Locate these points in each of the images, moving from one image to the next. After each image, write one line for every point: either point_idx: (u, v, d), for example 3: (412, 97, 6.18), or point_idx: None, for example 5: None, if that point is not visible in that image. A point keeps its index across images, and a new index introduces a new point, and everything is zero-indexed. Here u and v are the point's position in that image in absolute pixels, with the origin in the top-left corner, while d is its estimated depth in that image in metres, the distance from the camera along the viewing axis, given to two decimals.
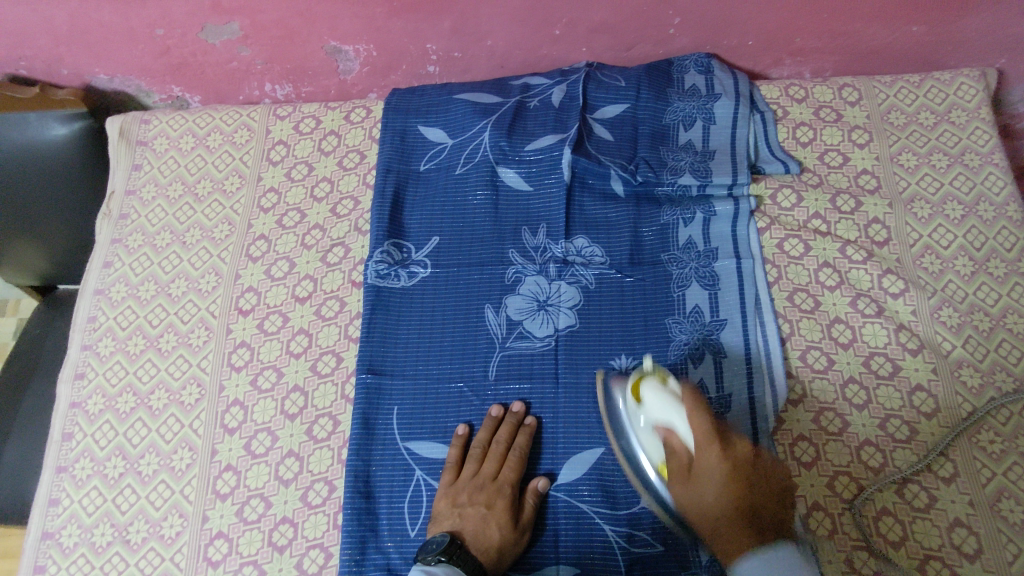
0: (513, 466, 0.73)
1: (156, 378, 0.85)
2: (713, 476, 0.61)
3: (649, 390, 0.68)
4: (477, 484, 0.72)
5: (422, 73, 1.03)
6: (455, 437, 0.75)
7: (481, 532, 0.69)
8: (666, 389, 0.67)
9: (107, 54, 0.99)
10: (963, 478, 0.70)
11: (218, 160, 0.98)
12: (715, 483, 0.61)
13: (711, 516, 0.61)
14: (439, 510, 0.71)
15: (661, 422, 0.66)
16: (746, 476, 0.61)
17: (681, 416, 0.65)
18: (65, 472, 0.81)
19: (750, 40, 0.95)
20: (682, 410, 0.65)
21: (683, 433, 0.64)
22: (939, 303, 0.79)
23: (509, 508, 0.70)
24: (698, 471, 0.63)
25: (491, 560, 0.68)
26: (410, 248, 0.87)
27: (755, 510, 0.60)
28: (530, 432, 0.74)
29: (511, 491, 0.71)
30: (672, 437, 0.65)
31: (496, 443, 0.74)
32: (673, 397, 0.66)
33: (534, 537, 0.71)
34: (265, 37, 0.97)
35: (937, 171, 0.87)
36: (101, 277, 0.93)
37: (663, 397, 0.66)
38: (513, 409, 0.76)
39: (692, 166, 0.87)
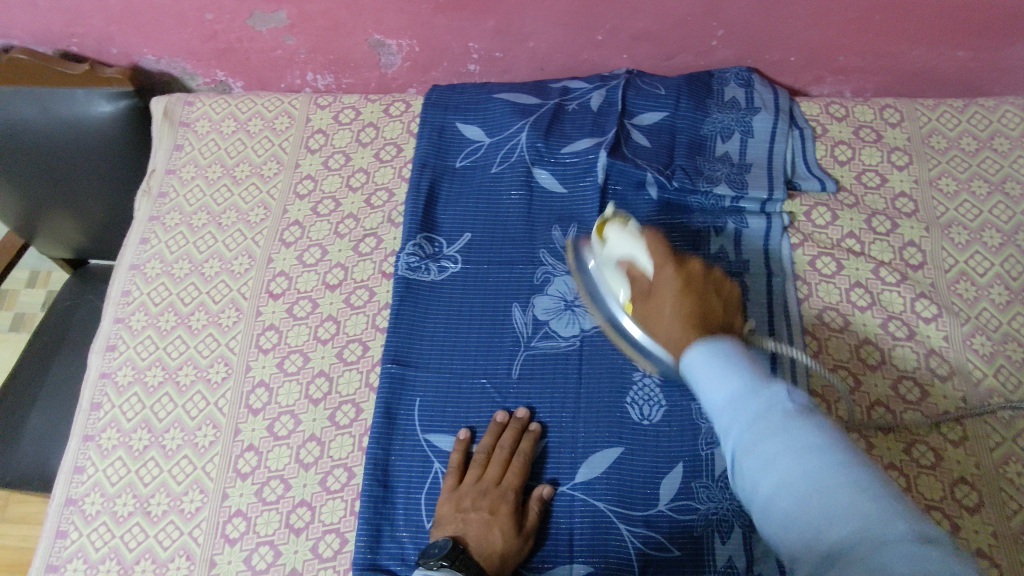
0: (516, 471, 0.73)
1: (185, 355, 0.86)
2: (668, 292, 0.64)
3: (611, 231, 0.73)
4: (480, 489, 0.72)
5: (462, 71, 1.04)
6: (457, 441, 0.75)
7: (483, 537, 0.69)
8: (625, 228, 0.72)
9: (156, 36, 1.01)
10: (987, 508, 0.69)
11: (257, 145, 1.00)
12: (669, 297, 0.63)
13: (665, 324, 0.63)
14: (442, 514, 0.71)
15: (625, 259, 0.70)
16: (699, 290, 0.63)
17: (640, 246, 0.69)
18: (91, 441, 0.82)
19: (793, 56, 0.95)
20: (641, 241, 0.69)
21: (641, 260, 0.68)
22: (971, 331, 0.78)
23: (512, 514, 0.70)
24: (655, 288, 0.66)
25: (493, 566, 0.68)
26: (441, 243, 0.87)
27: (705, 313, 0.61)
28: (534, 437, 0.74)
29: (514, 496, 0.71)
30: (634, 269, 0.69)
31: (500, 448, 0.74)
32: (632, 233, 0.70)
33: (536, 543, 0.71)
34: (311, 27, 0.98)
35: (976, 198, 0.86)
36: (137, 253, 0.94)
37: (624, 234, 0.71)
38: (517, 414, 0.76)
39: (727, 176, 0.87)
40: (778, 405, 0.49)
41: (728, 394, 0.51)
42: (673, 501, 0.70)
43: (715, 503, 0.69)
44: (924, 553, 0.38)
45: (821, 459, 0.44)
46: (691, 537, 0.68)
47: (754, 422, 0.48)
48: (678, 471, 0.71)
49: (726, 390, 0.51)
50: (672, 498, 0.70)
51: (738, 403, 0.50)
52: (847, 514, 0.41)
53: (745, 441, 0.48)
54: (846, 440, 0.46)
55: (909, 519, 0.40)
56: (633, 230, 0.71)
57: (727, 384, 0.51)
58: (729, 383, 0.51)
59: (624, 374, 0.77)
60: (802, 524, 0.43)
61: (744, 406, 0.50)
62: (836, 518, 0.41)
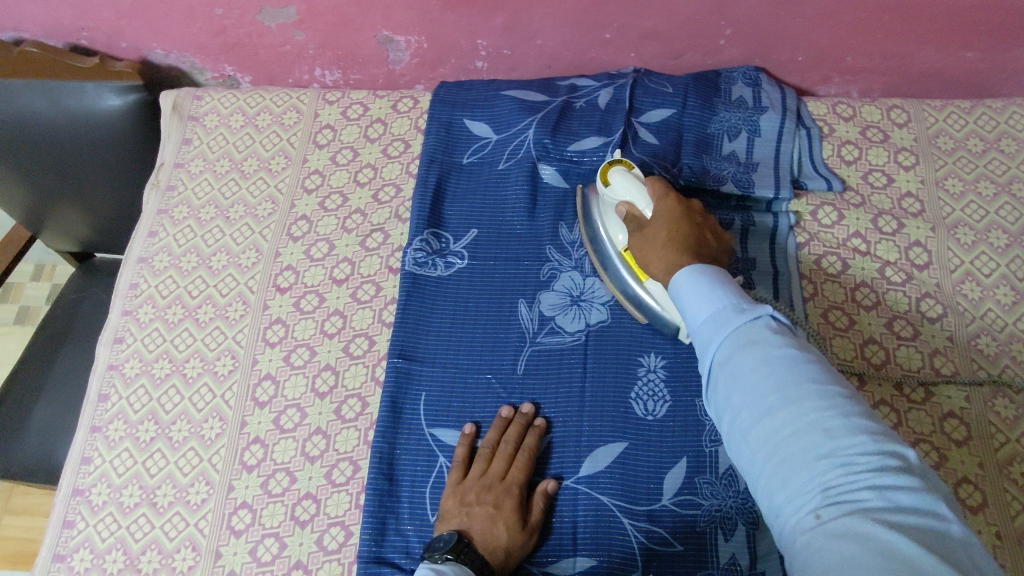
0: (521, 465, 0.73)
1: (192, 348, 0.86)
2: (663, 224, 0.72)
3: (615, 174, 0.78)
4: (485, 484, 0.72)
5: (470, 68, 1.04)
6: (461, 436, 0.76)
7: (488, 531, 0.68)
8: (631, 173, 0.78)
9: (165, 30, 1.02)
10: (991, 508, 0.69)
11: (266, 139, 1.00)
12: (665, 227, 0.71)
13: (657, 251, 0.70)
14: (446, 509, 0.71)
15: (626, 201, 0.77)
16: (694, 225, 0.71)
17: (642, 189, 0.75)
18: (98, 432, 0.83)
19: (800, 56, 0.95)
20: (644, 184, 0.76)
21: (640, 202, 0.75)
22: (976, 331, 0.78)
23: (516, 508, 0.70)
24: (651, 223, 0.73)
25: (498, 560, 0.67)
26: (448, 238, 0.88)
27: (696, 245, 0.69)
28: (539, 433, 0.75)
29: (519, 491, 0.71)
30: (633, 211, 0.76)
31: (505, 443, 0.74)
32: (635, 178, 0.77)
33: (540, 539, 0.71)
34: (320, 23, 0.99)
35: (982, 199, 0.86)
36: (145, 246, 0.95)
37: (626, 177, 0.77)
38: (523, 410, 0.76)
39: (734, 175, 0.87)
40: (756, 323, 0.55)
41: (715, 310, 0.57)
42: (677, 496, 0.70)
43: (719, 500, 0.69)
44: (876, 464, 0.45)
45: (795, 377, 0.50)
46: (694, 533, 0.69)
47: (737, 337, 0.54)
48: (681, 466, 0.72)
49: (710, 309, 0.58)
50: (675, 492, 0.70)
51: (721, 320, 0.56)
52: (814, 425, 0.48)
53: (726, 355, 0.54)
54: (819, 362, 0.52)
55: (871, 435, 0.47)
56: (636, 175, 0.78)
57: (715, 301, 0.58)
58: (716, 299, 0.58)
59: (629, 369, 0.77)
60: (770, 433, 0.49)
61: (728, 320, 0.56)
62: (805, 432, 0.48)
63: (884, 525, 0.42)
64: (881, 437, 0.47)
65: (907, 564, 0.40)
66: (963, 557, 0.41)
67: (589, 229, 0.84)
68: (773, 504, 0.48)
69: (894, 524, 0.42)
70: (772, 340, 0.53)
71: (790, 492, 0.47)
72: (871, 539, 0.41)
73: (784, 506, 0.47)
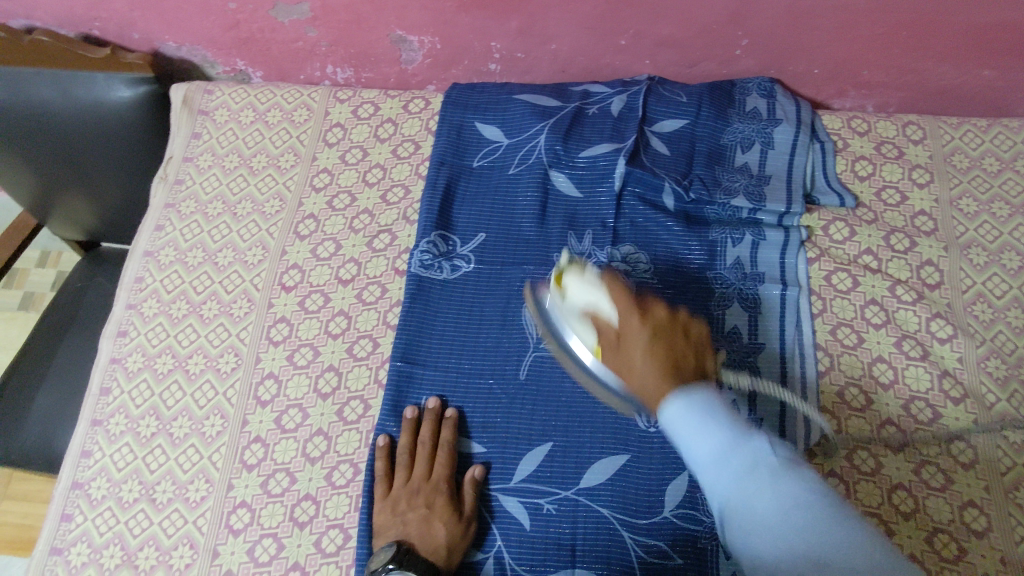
0: (443, 461, 0.74)
1: (195, 344, 0.86)
2: (636, 342, 0.63)
3: (570, 280, 0.71)
4: (412, 489, 0.73)
5: (482, 70, 1.04)
6: (377, 449, 0.75)
7: (425, 533, 0.69)
8: (585, 276, 0.70)
9: (178, 23, 1.01)
10: (995, 534, 0.68)
11: (275, 136, 1.00)
12: (637, 347, 0.63)
13: (636, 375, 0.62)
14: (381, 522, 0.71)
15: (586, 307, 0.69)
16: (669, 336, 0.63)
17: (604, 293, 0.68)
18: (99, 425, 0.83)
19: (816, 69, 0.94)
20: (603, 289, 0.68)
21: (604, 306, 0.67)
22: (987, 354, 0.77)
23: (448, 503, 0.71)
24: (624, 337, 0.65)
25: (442, 558, 0.68)
26: (455, 242, 0.87)
27: (679, 361, 0.61)
28: (454, 425, 0.76)
29: (447, 486, 0.72)
30: (598, 319, 0.68)
31: (422, 444, 0.75)
32: (592, 280, 0.69)
33: (481, 530, 0.72)
34: (333, 20, 0.98)
35: (997, 220, 0.85)
36: (151, 239, 0.94)
37: (583, 280, 0.69)
38: (428, 407, 0.77)
39: (746, 188, 0.86)
40: (760, 460, 0.51)
41: (712, 447, 0.53)
42: (677, 509, 0.69)
43: None
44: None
45: (808, 517, 0.46)
46: (694, 548, 0.68)
47: (740, 480, 0.50)
48: (684, 481, 0.71)
49: (709, 443, 0.53)
50: (677, 506, 0.70)
51: (725, 454, 0.52)
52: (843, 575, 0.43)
53: (734, 499, 0.50)
54: (831, 494, 0.48)
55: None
56: (591, 277, 0.70)
57: (711, 439, 0.53)
58: (712, 436, 0.53)
59: None
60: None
61: (730, 462, 0.51)
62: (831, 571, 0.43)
63: None
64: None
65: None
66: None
67: (555, 341, 0.76)
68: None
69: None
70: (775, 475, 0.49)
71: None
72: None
73: None
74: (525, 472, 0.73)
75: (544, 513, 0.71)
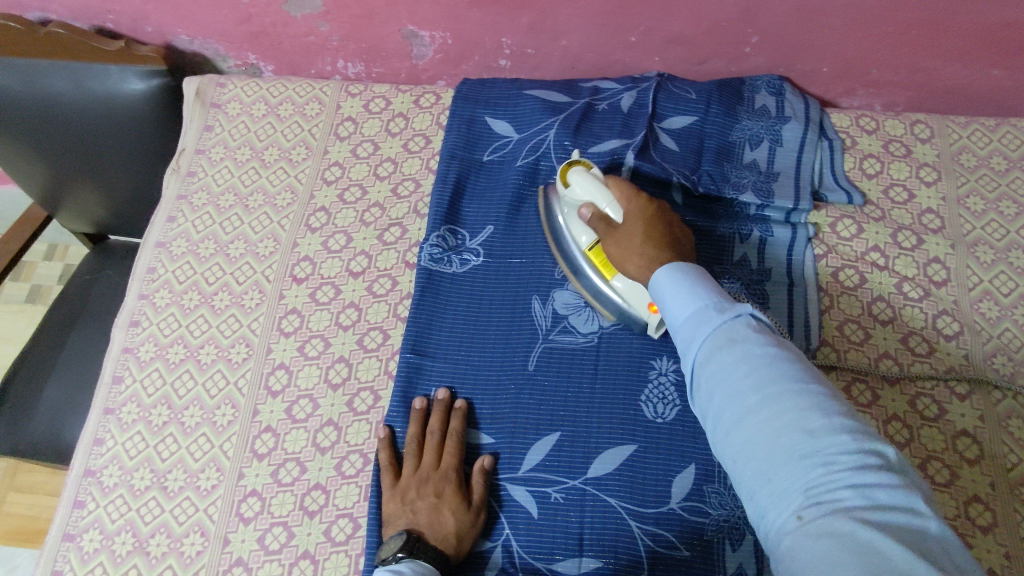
0: (451, 451, 0.74)
1: (207, 334, 0.87)
2: (634, 224, 0.72)
3: (575, 176, 0.78)
4: (421, 478, 0.73)
5: (493, 66, 1.04)
6: (379, 441, 0.76)
7: (435, 522, 0.69)
8: (589, 172, 0.77)
9: (191, 17, 1.02)
10: (1000, 529, 0.69)
11: (287, 129, 1.00)
12: (635, 232, 0.72)
13: (633, 251, 0.72)
14: (390, 511, 0.71)
15: (587, 201, 0.77)
16: (662, 221, 0.73)
17: (606, 189, 0.76)
18: (111, 414, 0.83)
19: (825, 67, 0.95)
20: (605, 185, 0.76)
21: (605, 201, 0.75)
22: (993, 351, 0.78)
23: (457, 491, 0.71)
24: (623, 224, 0.74)
25: (451, 546, 0.68)
26: (464, 235, 0.88)
27: (669, 243, 0.71)
28: (462, 416, 0.76)
29: (456, 475, 0.73)
30: (597, 213, 0.76)
31: (431, 433, 0.75)
32: (595, 178, 0.77)
33: (489, 520, 0.72)
34: (346, 14, 0.99)
35: (1004, 218, 0.86)
36: (163, 230, 0.95)
37: (587, 178, 0.77)
38: (437, 398, 0.77)
39: (754, 184, 0.87)
40: (736, 321, 0.55)
41: (694, 309, 0.58)
42: (684, 500, 0.70)
43: (727, 509, 0.69)
44: (858, 463, 0.45)
45: (771, 371, 0.51)
46: (701, 539, 0.69)
47: (715, 336, 0.55)
48: (691, 472, 0.72)
49: (690, 309, 0.58)
50: (684, 497, 0.70)
51: (704, 317, 0.57)
52: (793, 420, 0.48)
53: (706, 354, 0.55)
54: (797, 356, 0.53)
55: (848, 428, 0.47)
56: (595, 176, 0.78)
57: (695, 301, 0.58)
58: (695, 302, 0.58)
59: (640, 372, 0.77)
60: (757, 427, 0.49)
61: (707, 322, 0.56)
62: (784, 432, 0.48)
63: (861, 523, 0.42)
64: (860, 434, 0.47)
65: (883, 566, 0.40)
66: (942, 559, 0.41)
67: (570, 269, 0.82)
68: (759, 504, 0.48)
69: (870, 524, 0.42)
70: (750, 338, 0.53)
71: (774, 497, 0.47)
72: (849, 539, 0.42)
73: (769, 510, 0.47)
74: (533, 461, 0.74)
75: (551, 502, 0.72)
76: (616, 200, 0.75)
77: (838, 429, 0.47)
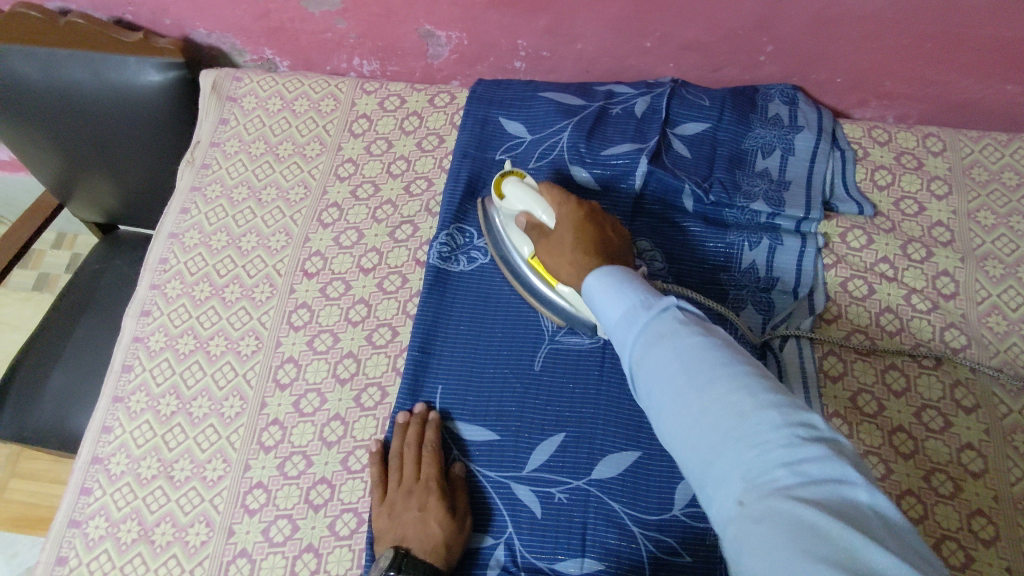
0: (430, 460, 0.73)
1: (217, 326, 0.87)
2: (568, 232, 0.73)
3: (509, 185, 0.80)
4: (405, 491, 0.72)
5: (508, 67, 1.05)
6: (372, 454, 0.76)
7: (422, 534, 0.69)
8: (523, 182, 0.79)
9: (210, 11, 1.03)
10: (1003, 543, 0.69)
11: (302, 125, 1.01)
12: (570, 233, 0.73)
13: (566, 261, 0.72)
14: (380, 528, 0.71)
15: (523, 209, 0.78)
16: (594, 226, 0.74)
17: (541, 197, 0.77)
18: (121, 402, 0.84)
19: (840, 77, 0.95)
20: (540, 192, 0.77)
21: (540, 207, 0.76)
22: (1000, 365, 0.78)
23: (440, 500, 0.71)
24: (556, 231, 0.75)
25: (441, 557, 0.67)
26: (472, 234, 0.88)
27: (604, 247, 0.72)
28: (437, 425, 0.76)
29: (437, 484, 0.72)
30: (533, 218, 0.78)
31: (408, 446, 0.75)
32: (528, 187, 0.78)
33: (479, 523, 0.72)
34: (364, 12, 0.99)
35: (1014, 233, 0.86)
36: (177, 221, 0.96)
37: (521, 187, 0.78)
38: (416, 411, 0.77)
39: (766, 193, 0.87)
40: (664, 315, 0.56)
41: (623, 310, 0.59)
42: (687, 507, 0.70)
43: None
44: (789, 441, 0.45)
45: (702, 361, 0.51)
46: (704, 545, 0.69)
47: (644, 335, 0.56)
48: None
49: (621, 308, 0.59)
50: (687, 504, 0.71)
51: (632, 314, 0.58)
52: (725, 403, 0.49)
53: (638, 355, 0.56)
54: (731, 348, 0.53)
55: (774, 403, 0.48)
56: (529, 184, 0.79)
57: (622, 301, 0.59)
58: (626, 300, 0.59)
59: None
60: (698, 420, 0.49)
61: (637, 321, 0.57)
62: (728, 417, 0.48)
63: (802, 502, 0.42)
64: (787, 408, 0.48)
65: (823, 537, 0.40)
66: (873, 523, 0.42)
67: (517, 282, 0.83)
68: (707, 490, 0.49)
69: (807, 502, 0.42)
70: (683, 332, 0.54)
71: (716, 483, 0.47)
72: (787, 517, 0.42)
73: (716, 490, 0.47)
74: (538, 461, 0.74)
75: (555, 502, 0.72)
76: (549, 206, 0.76)
77: (765, 409, 0.47)
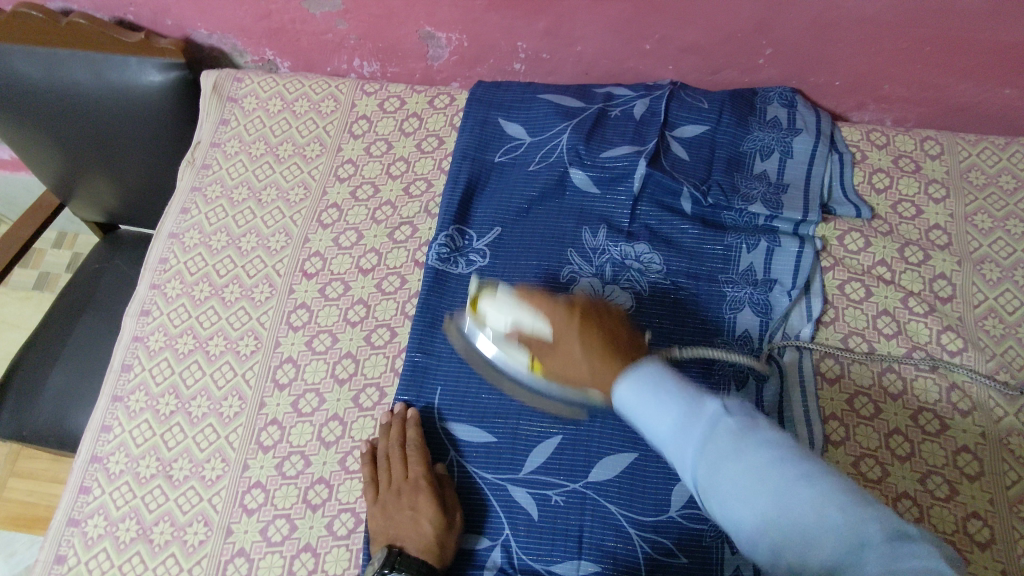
0: (417, 459, 0.74)
1: (216, 325, 0.88)
2: (571, 341, 0.64)
3: (486, 305, 0.71)
4: (396, 491, 0.73)
5: (507, 69, 1.05)
6: (364, 455, 0.76)
7: (415, 534, 0.69)
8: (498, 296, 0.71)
9: (212, 11, 1.03)
10: (999, 546, 0.69)
11: (302, 126, 1.01)
12: (572, 343, 0.64)
13: (583, 374, 0.63)
14: (373, 529, 0.72)
15: (509, 324, 0.69)
16: (594, 325, 0.65)
17: (524, 308, 0.68)
18: (120, 401, 0.84)
19: (838, 80, 0.95)
20: (520, 305, 0.68)
21: (527, 317, 0.67)
22: (997, 368, 0.78)
23: (431, 497, 0.71)
24: (556, 343, 0.65)
25: (435, 554, 0.68)
26: (471, 237, 0.89)
27: (616, 347, 0.64)
28: (417, 422, 0.76)
29: (427, 482, 0.72)
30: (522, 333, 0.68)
31: (393, 446, 0.75)
32: (505, 300, 0.70)
33: (470, 519, 0.73)
34: (364, 14, 1.00)
35: (1011, 237, 0.86)
36: (177, 221, 0.96)
37: (499, 303, 0.70)
38: (395, 411, 0.77)
39: (764, 196, 0.87)
40: (715, 420, 0.52)
41: (670, 421, 0.54)
42: (683, 508, 0.71)
43: None
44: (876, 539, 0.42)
45: (766, 460, 0.48)
46: (700, 547, 0.69)
47: (702, 443, 0.52)
48: None
49: (666, 418, 0.54)
50: (683, 505, 0.71)
51: (681, 426, 0.53)
52: (799, 499, 0.45)
53: (699, 466, 0.51)
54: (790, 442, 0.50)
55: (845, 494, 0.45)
56: (504, 295, 0.71)
57: (665, 413, 0.55)
58: (668, 412, 0.54)
59: None
60: (776, 524, 0.46)
61: (691, 432, 0.53)
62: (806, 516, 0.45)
63: None
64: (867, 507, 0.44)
65: None
66: None
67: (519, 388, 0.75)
68: None
69: None
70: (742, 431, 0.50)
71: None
72: None
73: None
74: (534, 464, 0.74)
75: (551, 505, 0.72)
76: (537, 314, 0.67)
77: (839, 496, 0.44)
